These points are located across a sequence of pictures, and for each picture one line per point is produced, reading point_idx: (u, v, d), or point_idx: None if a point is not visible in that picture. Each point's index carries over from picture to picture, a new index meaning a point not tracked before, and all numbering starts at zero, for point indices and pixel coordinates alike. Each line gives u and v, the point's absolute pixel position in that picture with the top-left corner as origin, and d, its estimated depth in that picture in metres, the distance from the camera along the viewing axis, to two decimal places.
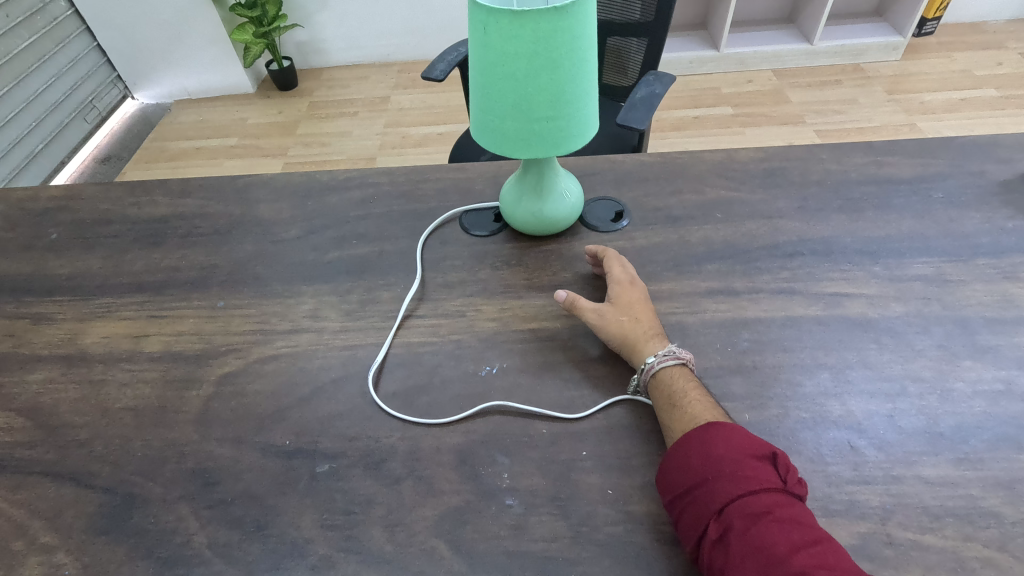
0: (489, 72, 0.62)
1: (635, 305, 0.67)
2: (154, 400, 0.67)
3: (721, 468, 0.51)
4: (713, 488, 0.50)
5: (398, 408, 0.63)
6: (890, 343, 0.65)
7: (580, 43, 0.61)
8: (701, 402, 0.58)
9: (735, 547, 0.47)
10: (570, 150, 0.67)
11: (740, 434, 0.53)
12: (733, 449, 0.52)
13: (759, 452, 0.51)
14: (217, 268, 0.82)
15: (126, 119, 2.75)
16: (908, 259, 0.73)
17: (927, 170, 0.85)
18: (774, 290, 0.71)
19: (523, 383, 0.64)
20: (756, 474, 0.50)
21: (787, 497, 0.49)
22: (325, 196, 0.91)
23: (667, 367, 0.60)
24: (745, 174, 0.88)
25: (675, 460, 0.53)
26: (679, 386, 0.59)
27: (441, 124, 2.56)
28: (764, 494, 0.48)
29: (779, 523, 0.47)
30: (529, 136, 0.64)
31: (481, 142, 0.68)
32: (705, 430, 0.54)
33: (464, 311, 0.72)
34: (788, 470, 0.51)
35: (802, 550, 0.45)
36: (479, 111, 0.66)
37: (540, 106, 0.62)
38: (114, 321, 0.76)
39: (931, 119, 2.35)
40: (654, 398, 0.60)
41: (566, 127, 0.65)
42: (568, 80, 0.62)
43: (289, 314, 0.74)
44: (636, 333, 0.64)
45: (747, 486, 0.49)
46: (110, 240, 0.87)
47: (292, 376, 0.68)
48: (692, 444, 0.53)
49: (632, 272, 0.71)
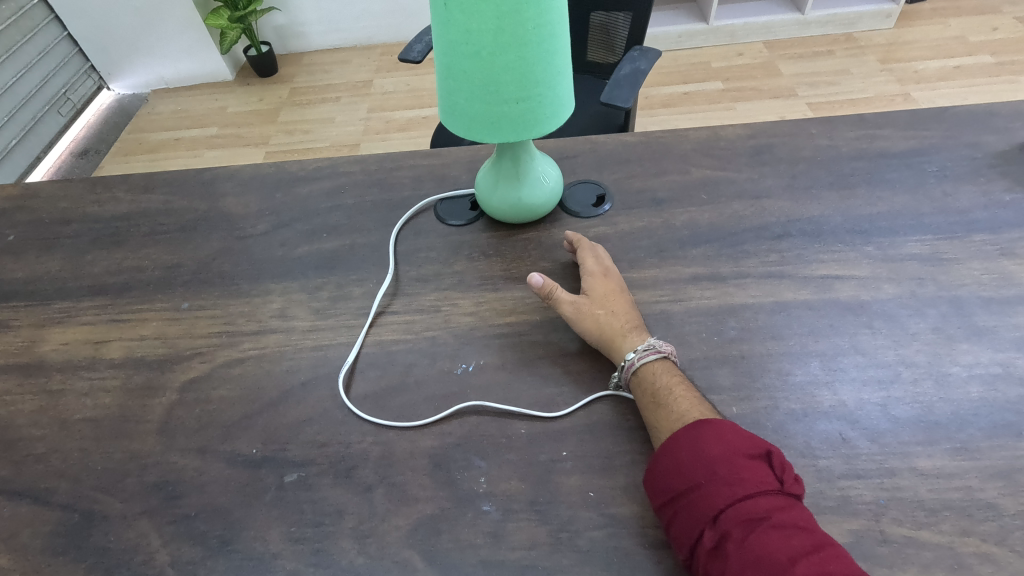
0: (453, 52, 0.58)
1: (612, 297, 0.65)
2: (115, 410, 0.63)
3: (714, 471, 0.48)
4: (707, 493, 0.48)
5: (370, 411, 0.60)
6: (884, 328, 0.62)
7: (550, 17, 0.56)
8: (686, 398, 0.55)
9: (733, 557, 0.44)
10: (544, 133, 0.63)
11: (732, 432, 0.50)
12: (726, 448, 0.49)
13: (753, 451, 0.49)
14: (181, 267, 0.78)
15: (102, 111, 2.67)
16: (902, 238, 0.70)
17: (920, 143, 0.81)
18: (761, 275, 0.68)
19: (501, 381, 0.61)
20: (752, 476, 0.47)
21: (786, 500, 0.47)
22: (295, 188, 0.87)
23: (649, 362, 0.58)
24: (732, 152, 0.84)
25: (665, 462, 0.51)
26: (662, 383, 0.57)
27: (426, 107, 2.50)
28: (762, 498, 0.46)
29: (779, 530, 0.44)
30: (498, 119, 0.60)
31: (448, 127, 0.64)
32: (695, 429, 0.51)
33: (439, 306, 0.69)
34: (785, 469, 0.49)
35: (805, 558, 0.42)
36: (444, 93, 0.62)
37: (508, 86, 0.58)
38: (73, 327, 0.72)
39: (925, 88, 2.30)
40: (637, 397, 0.57)
41: (538, 109, 0.61)
42: (537, 57, 0.57)
43: (256, 314, 0.71)
44: (613, 328, 0.62)
45: (744, 489, 0.47)
46: (69, 241, 0.83)
47: (259, 380, 0.64)
48: (682, 445, 0.51)
49: (608, 264, 0.69)
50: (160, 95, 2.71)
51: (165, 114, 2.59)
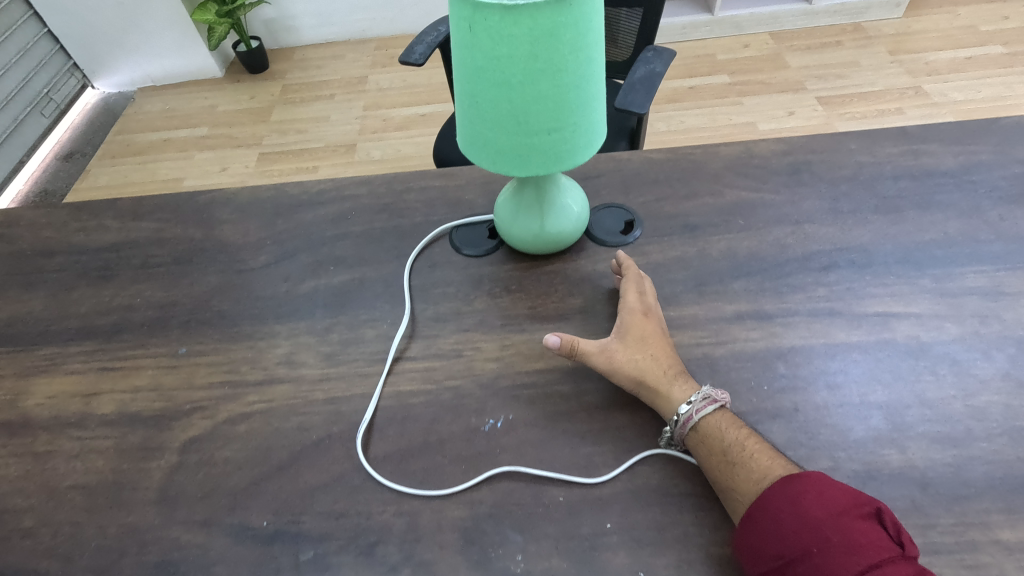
0: (477, 80, 0.52)
1: (651, 339, 0.59)
2: (109, 475, 0.58)
3: (826, 537, 0.44)
4: (822, 563, 0.44)
5: (391, 476, 0.55)
6: (949, 375, 0.57)
7: (587, 40, 0.50)
8: (762, 453, 0.51)
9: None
10: (576, 164, 0.57)
11: (833, 489, 0.46)
12: (832, 510, 0.45)
13: (861, 510, 0.45)
14: (176, 305, 0.72)
15: (87, 110, 2.57)
16: (959, 268, 0.65)
17: (969, 160, 0.76)
18: (810, 312, 0.63)
19: (533, 439, 0.56)
20: (870, 541, 0.43)
21: (914, 565, 0.42)
22: (297, 213, 0.81)
23: (708, 415, 0.53)
24: (767, 170, 0.78)
25: (761, 526, 0.46)
26: (731, 438, 0.52)
27: (423, 104, 2.42)
28: (890, 566, 0.42)
29: None
30: (527, 151, 0.54)
31: (470, 158, 0.58)
32: (791, 488, 0.47)
33: (461, 350, 0.64)
34: (898, 528, 0.45)
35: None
36: (465, 123, 0.56)
37: (540, 117, 0.52)
38: (60, 377, 0.66)
39: (936, 81, 2.24)
40: (704, 455, 0.52)
41: (571, 140, 0.55)
42: (573, 84, 0.52)
43: (261, 361, 0.65)
44: (656, 375, 0.56)
45: (866, 558, 0.43)
46: (54, 276, 0.77)
47: (267, 439, 0.59)
48: (780, 508, 0.46)
49: (648, 300, 0.62)
50: (147, 93, 2.61)
51: (152, 113, 2.50)
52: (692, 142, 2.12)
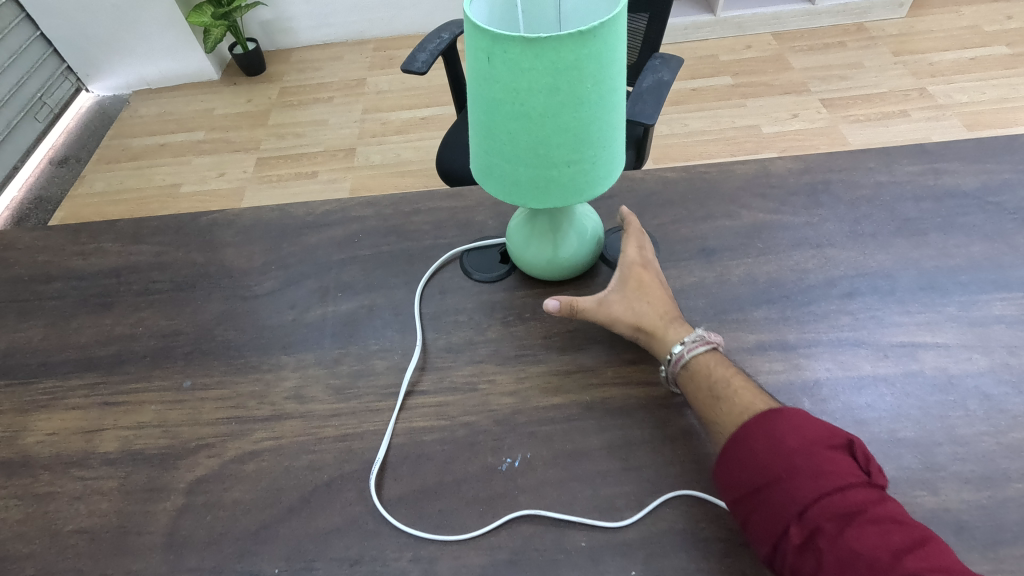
0: (495, 111, 0.50)
1: (650, 289, 0.62)
2: (113, 518, 0.56)
3: (796, 465, 0.46)
4: (789, 488, 0.46)
5: (406, 520, 0.53)
6: (979, 410, 0.55)
7: (610, 71, 0.48)
8: (749, 389, 0.54)
9: (825, 556, 0.43)
10: (595, 195, 0.55)
11: (807, 422, 0.48)
12: (804, 441, 0.47)
13: (832, 441, 0.47)
14: (180, 335, 0.70)
15: (81, 114, 2.53)
16: (985, 295, 0.63)
17: (992, 180, 0.74)
18: (834, 342, 0.61)
19: (552, 480, 0.55)
20: (837, 468, 0.45)
21: (876, 492, 0.45)
22: (302, 236, 0.79)
23: (698, 354, 0.56)
24: (784, 190, 0.76)
25: (735, 456, 0.49)
26: (719, 375, 0.55)
27: (423, 107, 2.39)
28: (851, 491, 0.44)
29: (875, 525, 0.43)
30: (546, 183, 0.52)
31: (485, 189, 0.56)
32: (768, 420, 0.49)
33: (475, 384, 0.62)
34: (867, 457, 0.47)
35: (909, 555, 0.41)
36: (481, 154, 0.54)
37: (560, 149, 0.50)
38: (60, 413, 0.64)
39: (940, 82, 2.22)
40: (692, 392, 0.56)
41: (591, 171, 0.53)
42: (595, 116, 0.50)
43: (269, 394, 0.63)
44: (653, 322, 0.60)
45: (830, 483, 0.45)
46: (53, 303, 0.74)
47: (277, 480, 0.57)
48: (756, 437, 0.49)
49: (646, 252, 0.65)
50: (142, 97, 2.57)
51: (148, 117, 2.47)
52: (695, 145, 2.10)
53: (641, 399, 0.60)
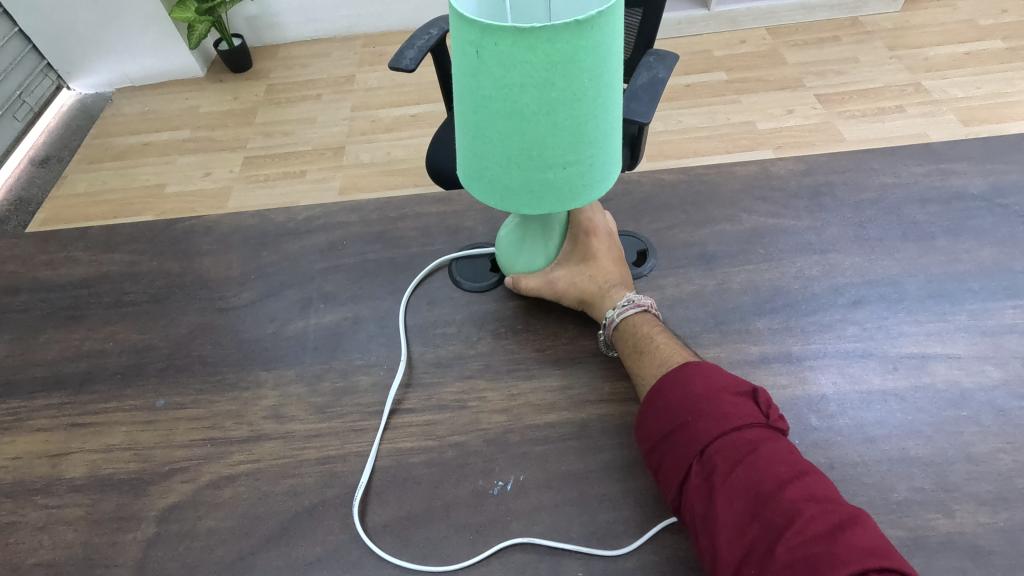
0: (483, 110, 0.46)
1: (594, 262, 0.64)
2: (79, 550, 0.52)
3: (701, 408, 0.50)
4: (693, 430, 0.50)
5: (392, 549, 0.50)
6: (993, 425, 0.53)
7: (608, 65, 0.45)
8: (669, 344, 0.57)
9: (719, 490, 0.46)
10: (591, 199, 0.52)
11: (717, 373, 0.52)
12: (712, 387, 0.51)
13: (737, 389, 0.51)
14: (154, 350, 0.66)
15: (62, 113, 2.47)
16: (996, 303, 0.61)
17: (1000, 181, 0.71)
18: (841, 354, 0.58)
19: (546, 504, 0.52)
20: (738, 411, 0.49)
21: (770, 432, 0.49)
22: (283, 243, 0.75)
23: (628, 317, 0.59)
24: (785, 193, 0.74)
25: (652, 408, 0.52)
26: (643, 332, 0.59)
27: (414, 104, 2.35)
28: (747, 430, 0.48)
29: (765, 460, 0.47)
30: (539, 187, 0.49)
31: (473, 194, 0.53)
32: (682, 371, 0.53)
33: (465, 401, 0.59)
34: (769, 404, 0.51)
35: (793, 487, 0.45)
36: (468, 156, 0.51)
37: (555, 150, 0.47)
38: (25, 435, 0.60)
39: (936, 77, 2.20)
40: (623, 353, 0.59)
41: (588, 175, 0.50)
42: (591, 115, 0.46)
43: (247, 414, 0.60)
44: (593, 293, 0.63)
45: (729, 424, 0.49)
46: (19, 316, 0.71)
47: (254, 507, 0.54)
48: (670, 386, 0.52)
49: (598, 219, 0.66)
50: (125, 95, 2.51)
51: (131, 116, 2.41)
52: (690, 142, 2.07)
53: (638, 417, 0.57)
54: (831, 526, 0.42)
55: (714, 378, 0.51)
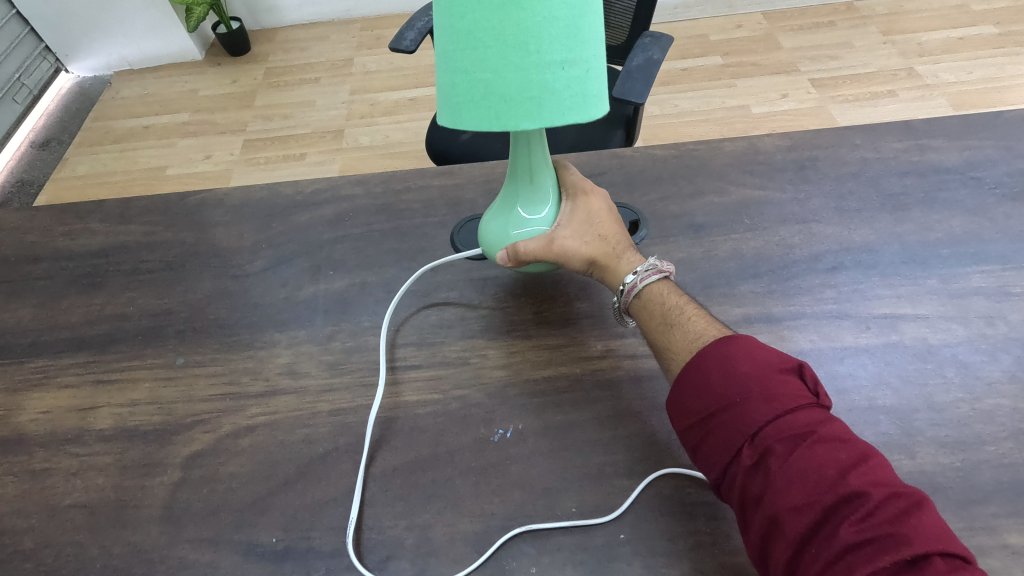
0: (476, 11, 0.48)
1: (595, 219, 0.66)
2: (110, 493, 0.57)
3: (751, 389, 0.49)
4: (743, 411, 0.49)
5: (401, 489, 0.55)
6: (956, 377, 0.57)
7: None
8: (699, 317, 0.58)
9: (776, 472, 0.45)
10: (589, 115, 0.53)
11: (761, 349, 0.52)
12: (758, 366, 0.50)
13: (784, 367, 0.51)
14: (172, 313, 0.70)
15: (61, 95, 2.47)
16: (965, 268, 0.65)
17: (974, 155, 0.75)
18: (818, 314, 0.63)
19: (543, 449, 0.56)
20: (789, 391, 0.49)
21: (823, 413, 0.48)
22: (292, 215, 0.79)
23: (651, 283, 0.61)
24: (771, 167, 0.78)
25: (691, 383, 0.52)
26: (671, 302, 0.60)
27: (413, 88, 2.37)
28: (801, 413, 0.48)
29: (822, 444, 0.46)
30: (540, 91, 0.50)
31: (467, 122, 0.52)
32: (723, 348, 0.52)
33: (467, 358, 0.63)
34: (816, 382, 0.51)
35: (852, 469, 0.44)
36: (459, 77, 0.51)
37: (554, 46, 0.49)
38: (53, 391, 0.64)
39: (929, 62, 2.23)
40: (643, 317, 0.60)
41: (583, 81, 0.51)
42: (580, 13, 0.50)
43: (262, 371, 0.64)
44: (604, 255, 0.64)
45: (783, 405, 0.48)
46: (41, 283, 0.74)
47: (272, 453, 0.58)
48: (709, 362, 0.52)
49: (588, 181, 0.69)
50: (124, 78, 2.52)
51: (131, 99, 2.42)
52: (685, 125, 2.10)
53: (629, 372, 0.61)
54: (894, 509, 0.42)
55: (762, 357, 0.50)
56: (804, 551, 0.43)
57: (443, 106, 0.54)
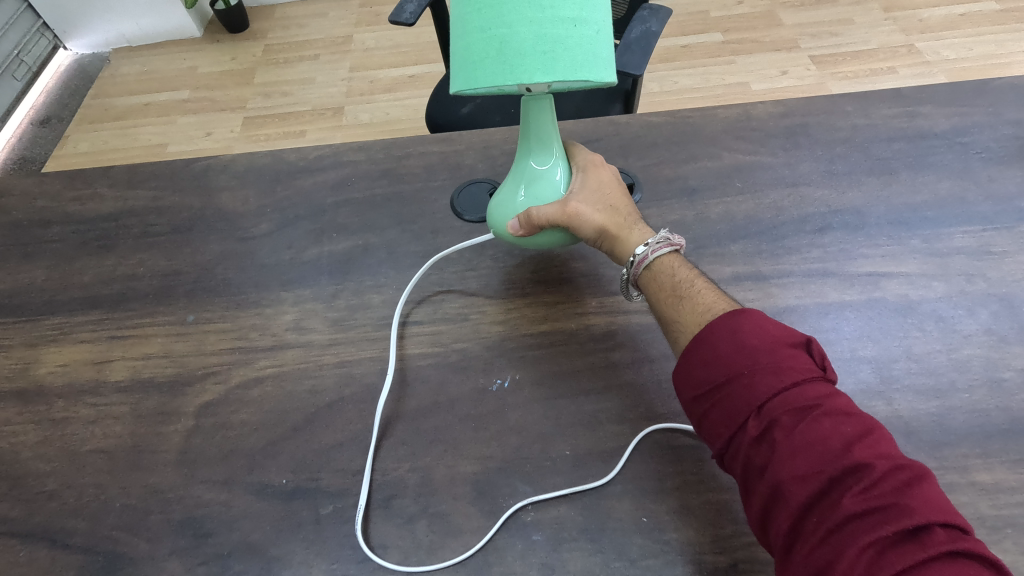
0: None
1: (605, 188, 0.64)
2: (127, 439, 0.59)
3: (758, 361, 0.48)
4: (749, 383, 0.47)
5: (404, 434, 0.58)
6: (935, 330, 0.60)
7: None
8: (710, 292, 0.57)
9: (780, 443, 0.44)
10: (600, 78, 0.54)
11: (770, 323, 0.50)
12: (766, 338, 0.49)
13: (792, 341, 0.49)
14: (181, 274, 0.72)
15: (61, 73, 2.47)
16: (948, 229, 0.67)
17: (962, 122, 0.77)
18: (805, 273, 0.65)
19: (539, 398, 0.59)
20: (796, 364, 0.47)
21: (830, 387, 0.47)
22: (296, 180, 0.81)
23: (662, 255, 0.60)
24: (763, 133, 0.79)
25: (698, 355, 0.51)
26: (681, 276, 0.59)
27: (412, 65, 2.36)
28: (808, 385, 0.46)
29: (829, 416, 0.44)
30: (553, 46, 0.52)
31: (481, 81, 0.54)
32: (732, 320, 0.51)
33: (467, 314, 0.66)
34: (824, 358, 0.49)
35: (859, 442, 0.43)
36: (474, 37, 0.53)
37: (566, 4, 0.51)
38: (69, 346, 0.67)
39: (930, 38, 2.23)
40: (653, 289, 0.59)
41: (595, 41, 0.53)
42: None
43: (270, 327, 0.66)
44: (615, 225, 0.62)
45: (790, 377, 0.46)
46: (53, 246, 0.76)
47: (281, 402, 0.61)
48: (719, 333, 0.51)
49: (598, 155, 0.68)
50: (122, 55, 2.51)
51: (130, 76, 2.42)
52: (685, 103, 2.10)
53: (622, 327, 0.64)
54: (900, 481, 0.40)
55: (770, 330, 0.49)
56: (806, 521, 0.42)
57: (456, 72, 0.56)
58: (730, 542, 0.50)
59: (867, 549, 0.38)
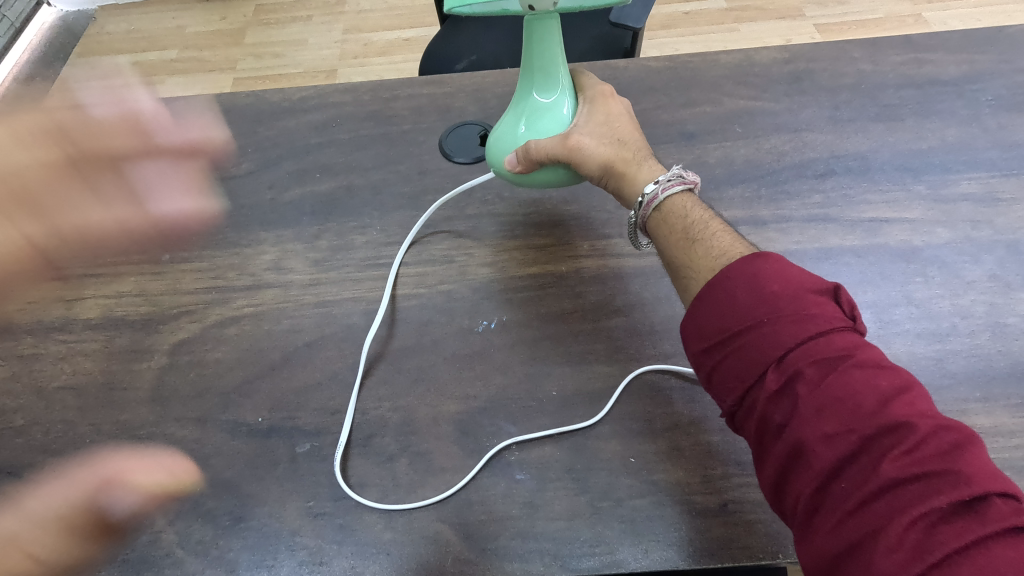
0: None
1: (613, 122, 0.61)
2: (98, 376, 0.57)
3: (781, 309, 0.44)
4: (768, 333, 0.44)
5: (386, 374, 0.56)
6: (937, 276, 0.58)
7: None
8: (726, 234, 0.53)
9: (805, 398, 0.41)
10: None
11: (792, 268, 0.47)
12: (790, 285, 0.45)
13: (817, 288, 0.45)
14: (157, 213, 0.69)
15: (45, 31, 2.39)
16: (955, 175, 0.65)
17: (973, 69, 0.74)
18: (805, 218, 0.63)
19: (526, 339, 0.57)
20: (824, 313, 0.43)
21: (861, 339, 0.43)
22: (278, 121, 0.77)
23: (673, 194, 0.56)
24: (766, 78, 0.76)
25: (712, 301, 0.47)
26: (695, 217, 0.55)
27: (407, 28, 2.29)
28: (837, 336, 0.42)
29: (861, 370, 0.41)
30: None
31: None
32: (752, 264, 0.47)
33: (452, 256, 0.64)
34: (852, 307, 0.45)
35: (894, 399, 0.39)
36: None
37: None
38: (39, 283, 0.64)
39: (937, 9, 2.17)
40: (662, 231, 0.56)
41: None
42: None
43: (248, 266, 0.64)
44: (624, 161, 0.59)
45: (816, 327, 0.43)
46: (23, 183, 0.73)
47: (258, 341, 0.58)
48: (737, 278, 0.47)
49: (608, 86, 0.65)
50: (107, 13, 2.43)
51: (117, 34, 2.34)
52: None
53: (614, 270, 0.61)
54: (945, 444, 0.37)
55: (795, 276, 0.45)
56: (832, 484, 0.39)
57: None
58: (720, 483, 0.48)
59: (909, 520, 0.35)
